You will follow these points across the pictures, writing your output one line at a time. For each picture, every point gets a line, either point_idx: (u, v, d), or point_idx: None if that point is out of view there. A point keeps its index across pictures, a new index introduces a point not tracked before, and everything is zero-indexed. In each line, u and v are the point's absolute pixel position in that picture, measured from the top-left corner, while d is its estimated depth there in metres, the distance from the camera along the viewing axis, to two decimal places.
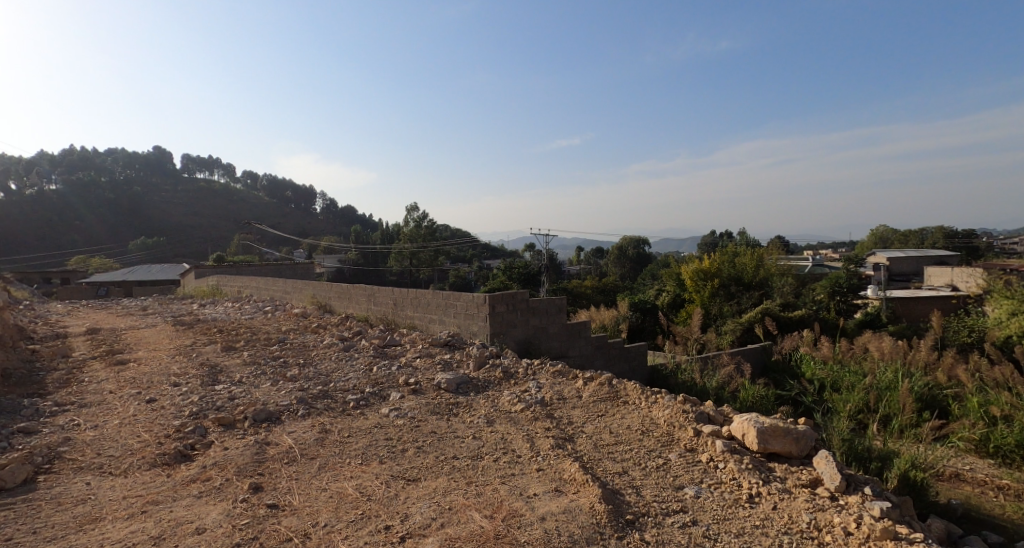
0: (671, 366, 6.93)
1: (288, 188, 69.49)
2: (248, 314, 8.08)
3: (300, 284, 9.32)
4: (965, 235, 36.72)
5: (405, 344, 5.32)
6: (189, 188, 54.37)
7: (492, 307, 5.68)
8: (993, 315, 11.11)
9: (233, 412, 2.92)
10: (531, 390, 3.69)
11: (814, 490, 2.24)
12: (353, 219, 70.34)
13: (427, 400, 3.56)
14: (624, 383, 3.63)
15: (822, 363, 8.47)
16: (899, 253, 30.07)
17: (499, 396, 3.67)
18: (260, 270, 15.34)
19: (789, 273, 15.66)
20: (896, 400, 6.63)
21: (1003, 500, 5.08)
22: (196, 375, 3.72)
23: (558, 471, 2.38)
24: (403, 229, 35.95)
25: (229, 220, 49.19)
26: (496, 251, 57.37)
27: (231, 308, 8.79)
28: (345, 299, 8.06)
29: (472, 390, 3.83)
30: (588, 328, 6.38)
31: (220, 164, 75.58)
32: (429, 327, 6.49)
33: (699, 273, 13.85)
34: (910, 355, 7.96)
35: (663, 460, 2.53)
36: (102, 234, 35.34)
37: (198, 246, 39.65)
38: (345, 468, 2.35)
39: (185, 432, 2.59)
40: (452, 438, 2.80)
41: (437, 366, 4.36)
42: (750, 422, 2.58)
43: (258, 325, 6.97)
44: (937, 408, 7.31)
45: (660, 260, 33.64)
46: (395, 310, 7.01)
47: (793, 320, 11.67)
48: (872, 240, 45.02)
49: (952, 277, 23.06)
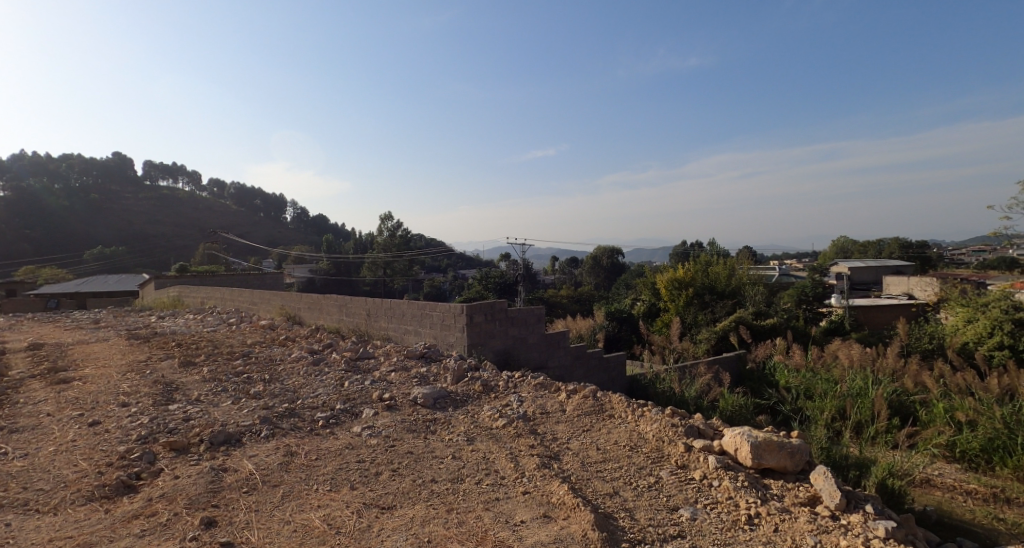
0: (650, 376, 6.86)
1: (257, 197, 67.99)
2: (210, 326, 7.69)
3: (267, 294, 8.96)
4: (919, 246, 38.26)
5: (378, 357, 5.09)
6: (152, 196, 52.52)
7: (470, 317, 5.50)
8: (951, 322, 11.47)
9: (188, 435, 2.67)
10: (512, 405, 3.53)
11: (813, 508, 2.13)
12: (324, 229, 69.12)
13: (402, 417, 3.35)
14: (608, 396, 3.49)
15: (795, 371, 8.55)
16: (860, 263, 31.15)
17: (479, 411, 3.49)
18: (225, 280, 14.79)
19: (759, 283, 15.94)
20: (868, 407, 6.70)
21: (973, 504, 5.15)
22: (149, 395, 3.43)
23: (546, 494, 2.22)
24: (376, 239, 35.42)
25: (193, 229, 47.64)
26: (470, 262, 57.06)
27: (193, 320, 8.37)
28: (315, 310, 7.76)
29: (450, 405, 3.64)
30: (567, 338, 6.26)
31: (185, 171, 73.43)
32: (404, 338, 6.27)
33: (673, 283, 13.97)
34: (878, 362, 8.10)
35: (655, 479, 2.39)
36: (55, 244, 33.73)
37: (159, 256, 38.20)
38: (312, 496, 2.13)
39: (131, 459, 2.34)
40: (430, 459, 2.61)
41: (413, 380, 4.16)
42: (743, 435, 2.46)
43: (221, 338, 6.62)
44: (906, 415, 7.43)
45: (633, 270, 34.00)
46: (368, 321, 6.76)
47: (766, 328, 11.83)
48: (834, 251, 46.55)
49: (910, 286, 23.93)
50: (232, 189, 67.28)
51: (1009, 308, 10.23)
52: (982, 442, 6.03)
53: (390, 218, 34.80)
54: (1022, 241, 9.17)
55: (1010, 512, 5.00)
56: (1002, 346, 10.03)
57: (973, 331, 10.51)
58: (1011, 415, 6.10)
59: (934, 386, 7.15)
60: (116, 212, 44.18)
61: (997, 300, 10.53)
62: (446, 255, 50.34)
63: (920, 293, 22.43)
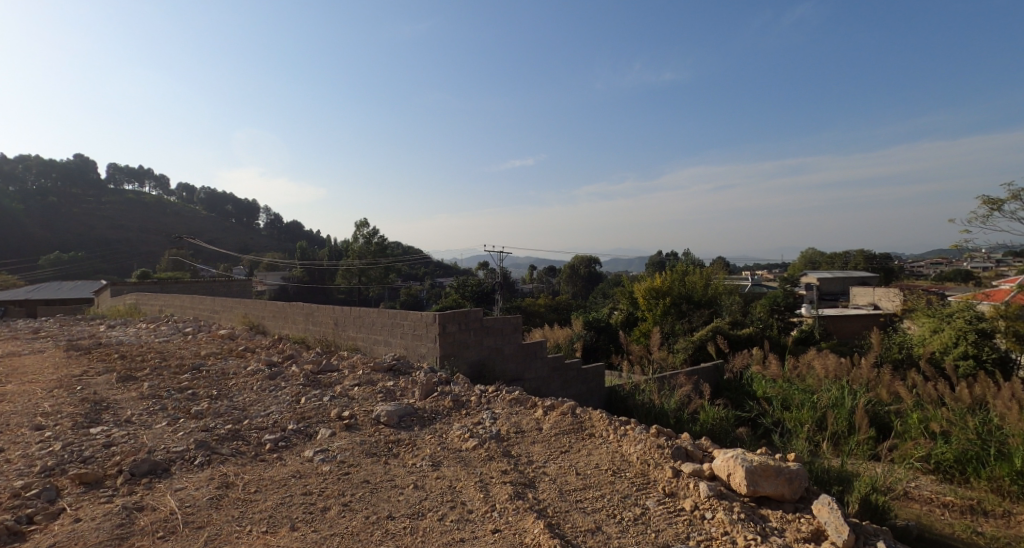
0: (628, 388, 6.65)
1: (229, 202, 66.37)
2: (164, 336, 7.19)
3: (229, 302, 8.48)
4: (882, 257, 39.36)
5: (343, 370, 4.75)
6: (115, 199, 50.62)
7: (442, 327, 5.20)
8: (918, 332, 11.62)
9: (105, 466, 2.35)
10: (484, 423, 3.24)
11: (817, 545, 1.90)
12: (297, 235, 67.67)
13: (362, 438, 3.04)
14: (589, 412, 3.24)
15: (773, 382, 8.46)
16: (828, 274, 31.82)
17: (448, 430, 3.20)
18: (189, 288, 14.13)
19: (735, 293, 16.01)
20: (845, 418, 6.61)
21: (949, 517, 5.05)
22: (72, 417, 3.05)
23: (518, 532, 1.94)
24: (352, 246, 34.69)
25: (159, 235, 46.04)
26: (448, 270, 56.48)
27: (145, 329, 7.83)
28: (279, 319, 7.35)
29: (416, 424, 3.32)
30: (544, 348, 6.00)
31: (152, 174, 71.11)
32: (373, 348, 5.93)
33: (651, 291, 13.84)
34: (853, 372, 8.05)
35: (641, 510, 2.14)
36: (6, 249, 32.04)
37: (121, 262, 36.70)
38: (241, 541, 1.82)
39: (26, 498, 2.02)
40: (388, 489, 2.31)
41: (378, 395, 3.83)
42: (737, 459, 2.21)
43: (173, 349, 6.16)
44: (881, 425, 7.36)
45: (610, 280, 34.09)
46: (336, 331, 6.39)
47: (742, 338, 11.81)
48: (803, 262, 47.63)
49: (875, 297, 24.48)
50: (201, 194, 65.46)
51: (974, 318, 10.39)
52: (955, 453, 5.95)
53: (365, 225, 34.13)
54: (981, 253, 9.39)
55: (988, 525, 4.91)
56: (967, 356, 10.19)
57: (940, 341, 10.68)
58: (983, 426, 6.05)
59: (907, 396, 7.10)
60: (76, 216, 42.39)
61: (962, 310, 10.71)
62: (423, 263, 49.73)
63: (886, 304, 22.95)
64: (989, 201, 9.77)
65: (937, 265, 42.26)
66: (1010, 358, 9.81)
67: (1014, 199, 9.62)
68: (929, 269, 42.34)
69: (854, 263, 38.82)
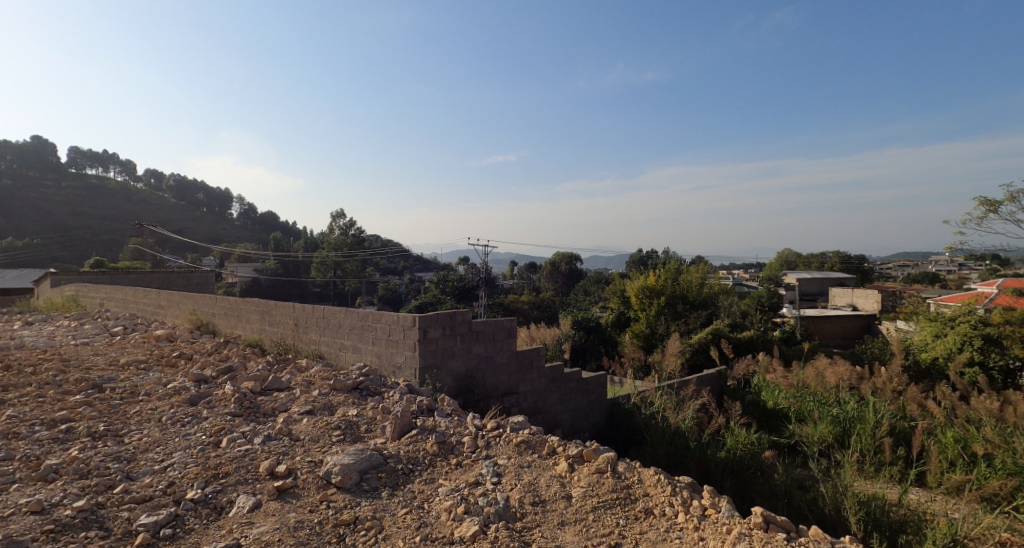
0: (636, 401, 5.66)
1: (200, 189, 63.72)
2: (85, 337, 5.96)
3: (175, 296, 7.26)
4: (857, 258, 39.09)
5: (294, 388, 3.67)
6: (76, 184, 47.89)
7: (423, 331, 4.14)
8: (916, 339, 10.41)
9: None
10: (486, 487, 2.22)
11: None
12: (272, 226, 65.54)
13: (300, 516, 1.99)
14: (635, 472, 2.26)
15: (785, 391, 7.63)
16: (806, 274, 31.69)
17: (433, 500, 2.16)
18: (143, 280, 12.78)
19: (729, 293, 15.23)
20: (870, 437, 5.78)
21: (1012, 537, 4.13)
22: None
23: None
24: (326, 237, 33.04)
25: (122, 224, 43.72)
26: (427, 264, 55.17)
27: (68, 328, 6.59)
28: (231, 317, 6.22)
29: (384, 486, 2.27)
30: (543, 356, 4.98)
31: (118, 160, 67.98)
32: (339, 356, 4.85)
33: (645, 290, 12.86)
34: (870, 380, 7.18)
35: None
36: None
37: (80, 249, 34.66)
38: None
39: None
40: None
41: (334, 434, 2.75)
42: None
43: (86, 355, 4.96)
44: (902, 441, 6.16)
45: (593, 277, 33.31)
46: (296, 333, 5.28)
47: (744, 341, 10.97)
48: (780, 262, 47.32)
49: (854, 298, 23.86)
50: (172, 182, 62.72)
51: (978, 322, 9.50)
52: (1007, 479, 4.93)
53: (341, 216, 32.63)
54: (984, 260, 8.63)
55: None
56: (973, 362, 9.13)
57: (942, 346, 9.53)
58: None
59: (939, 412, 6.05)
60: (33, 201, 39.88)
61: (965, 315, 9.73)
62: (402, 256, 48.43)
63: (866, 306, 22.54)
64: (987, 202, 9.24)
65: (909, 268, 42.62)
66: (1016, 366, 8.93)
67: (1010, 200, 9.10)
68: (901, 272, 42.64)
69: (830, 265, 38.64)
